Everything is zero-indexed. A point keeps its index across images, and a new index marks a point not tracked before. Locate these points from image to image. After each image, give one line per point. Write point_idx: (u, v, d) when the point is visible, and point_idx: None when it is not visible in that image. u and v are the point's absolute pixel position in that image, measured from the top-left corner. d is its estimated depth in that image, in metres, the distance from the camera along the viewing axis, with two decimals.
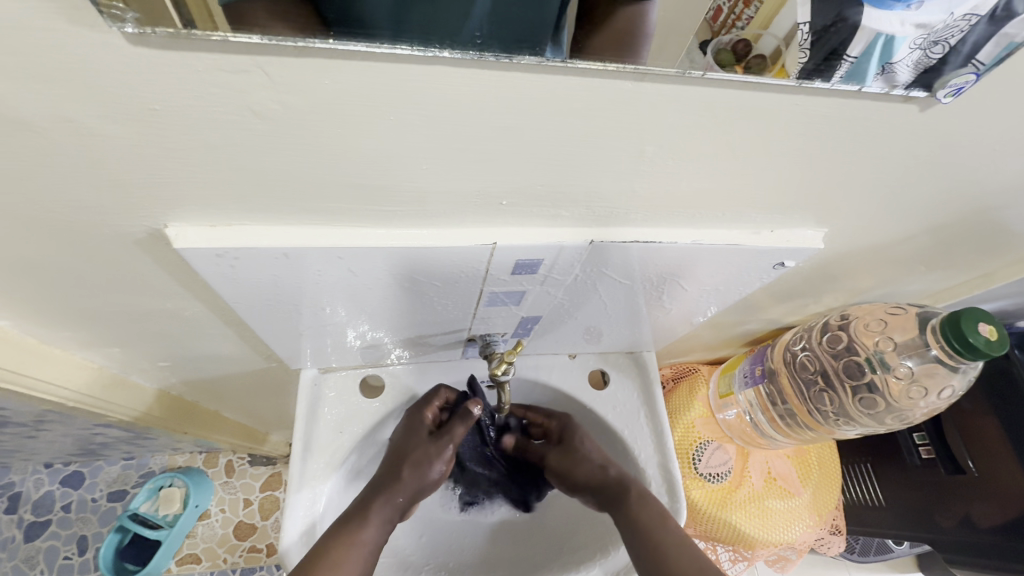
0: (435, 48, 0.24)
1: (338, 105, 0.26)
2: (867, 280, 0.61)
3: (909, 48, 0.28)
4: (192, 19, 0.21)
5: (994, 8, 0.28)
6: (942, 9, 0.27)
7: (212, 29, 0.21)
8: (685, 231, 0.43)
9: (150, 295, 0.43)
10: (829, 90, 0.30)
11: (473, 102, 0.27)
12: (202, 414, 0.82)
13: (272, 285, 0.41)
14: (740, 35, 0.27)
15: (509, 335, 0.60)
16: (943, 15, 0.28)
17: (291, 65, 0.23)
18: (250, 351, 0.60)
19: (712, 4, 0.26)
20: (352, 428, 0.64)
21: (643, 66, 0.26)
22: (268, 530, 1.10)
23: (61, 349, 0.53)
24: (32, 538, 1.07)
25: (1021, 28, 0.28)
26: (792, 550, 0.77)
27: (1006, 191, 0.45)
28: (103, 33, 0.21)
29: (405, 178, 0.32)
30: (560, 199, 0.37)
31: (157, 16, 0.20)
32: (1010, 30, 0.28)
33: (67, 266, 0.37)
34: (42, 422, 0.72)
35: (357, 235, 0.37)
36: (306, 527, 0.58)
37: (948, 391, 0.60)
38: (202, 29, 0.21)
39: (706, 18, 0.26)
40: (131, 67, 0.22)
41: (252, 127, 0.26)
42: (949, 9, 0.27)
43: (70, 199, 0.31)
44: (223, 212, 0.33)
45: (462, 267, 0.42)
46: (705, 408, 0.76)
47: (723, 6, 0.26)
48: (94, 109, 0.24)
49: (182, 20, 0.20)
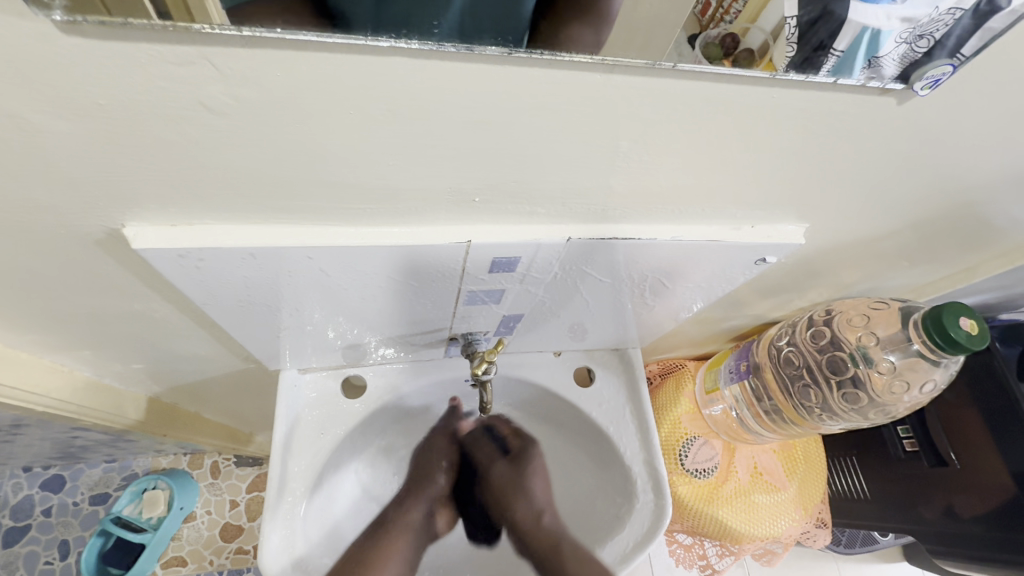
0: (390, 37, 0.22)
1: (300, 100, 0.25)
2: (851, 275, 0.61)
3: (894, 43, 0.28)
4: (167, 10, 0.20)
5: (978, 2, 0.27)
6: (927, 3, 0.27)
7: (188, 21, 0.20)
8: (667, 227, 0.42)
9: (118, 297, 0.42)
10: (832, 84, 0.30)
11: (437, 95, 0.26)
12: (182, 417, 0.81)
13: (244, 285, 0.40)
14: (729, 30, 0.27)
15: (492, 334, 0.60)
16: (927, 9, 0.27)
17: (240, 56, 0.22)
18: (226, 352, 0.58)
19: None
20: (334, 429, 0.63)
21: (599, 57, 0.25)
22: (255, 531, 1.08)
23: (27, 352, 0.51)
24: (11, 543, 1.05)
25: (1005, 23, 0.28)
26: (778, 544, 0.77)
27: (987, 185, 0.44)
28: (34, 22, 0.20)
29: (374, 176, 0.31)
30: (536, 195, 0.36)
31: (123, 8, 0.19)
32: (992, 24, 0.28)
33: (25, 268, 0.36)
34: (17, 427, 0.70)
35: (328, 233, 0.36)
36: (284, 531, 0.56)
37: (930, 384, 0.60)
38: (176, 21, 0.20)
39: (694, 12, 0.25)
40: (69, 58, 0.21)
41: (208, 123, 0.25)
42: (934, 3, 0.27)
43: (22, 199, 0.29)
44: (185, 211, 0.32)
45: (439, 265, 0.41)
46: (691, 403, 0.76)
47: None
48: (41, 104, 0.23)
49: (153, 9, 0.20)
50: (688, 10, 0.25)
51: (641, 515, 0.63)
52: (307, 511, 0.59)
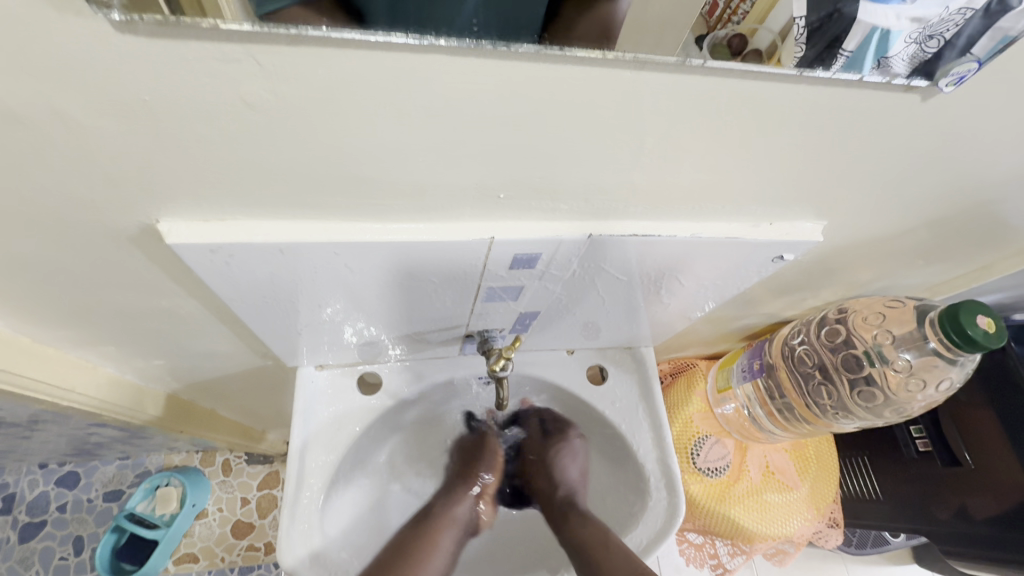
0: (432, 36, 0.23)
1: (336, 97, 0.25)
2: (865, 274, 0.61)
3: (904, 43, 0.28)
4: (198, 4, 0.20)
5: (989, 2, 0.28)
6: (936, 3, 0.27)
7: (223, 19, 0.21)
8: (685, 224, 0.43)
9: (144, 292, 0.43)
10: (859, 80, 0.30)
11: (468, 93, 0.27)
12: (197, 413, 0.81)
13: (268, 282, 0.40)
14: (736, 31, 0.28)
15: (507, 331, 0.60)
16: (938, 9, 0.28)
17: (282, 54, 0.23)
18: (245, 349, 0.59)
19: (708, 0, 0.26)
20: (350, 426, 0.63)
21: (616, 51, 0.25)
22: (266, 528, 1.09)
23: (54, 347, 0.52)
24: (26, 539, 1.06)
25: (1016, 22, 0.28)
26: (791, 543, 0.77)
27: (1004, 183, 0.45)
28: (89, 21, 0.20)
29: (402, 172, 0.32)
30: (559, 192, 0.36)
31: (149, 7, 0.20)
32: (1003, 24, 0.28)
33: (58, 263, 0.37)
34: (36, 422, 0.71)
35: (351, 229, 0.37)
36: (302, 526, 0.57)
37: (946, 383, 0.60)
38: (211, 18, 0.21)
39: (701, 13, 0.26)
40: (116, 56, 0.22)
41: (245, 119, 0.26)
42: (944, 2, 0.27)
43: (61, 194, 0.30)
44: (216, 207, 0.33)
45: (460, 263, 0.41)
46: (703, 402, 0.76)
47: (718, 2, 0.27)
48: (88, 102, 0.24)
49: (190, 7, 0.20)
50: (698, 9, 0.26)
51: (654, 513, 0.63)
52: (325, 507, 0.60)
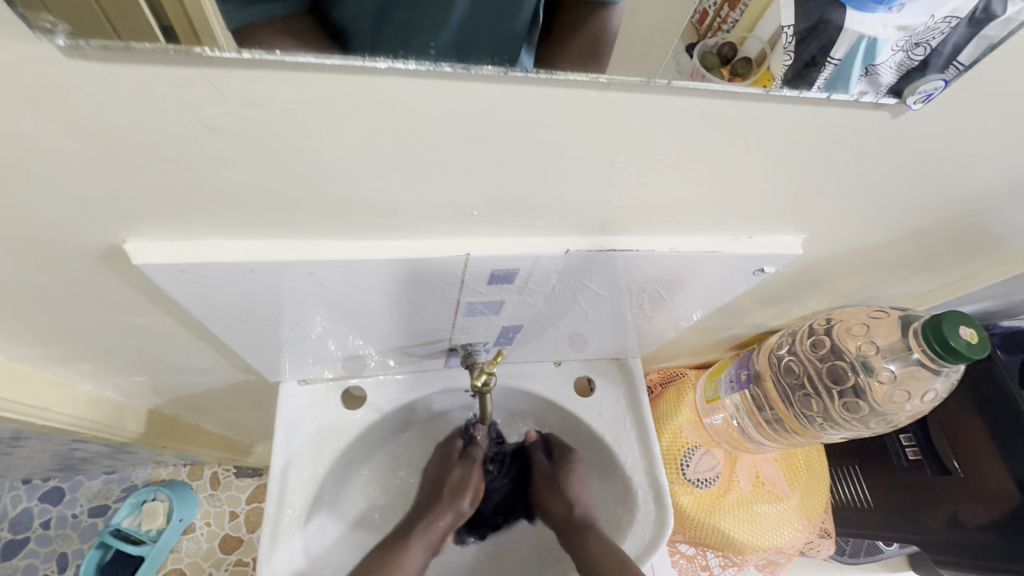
0: (387, 59, 0.23)
1: (300, 118, 0.25)
2: (851, 283, 0.61)
3: (891, 51, 0.28)
4: (170, 24, 0.20)
5: (973, 10, 0.27)
6: (923, 12, 0.27)
7: (194, 43, 0.21)
8: (666, 238, 0.42)
9: (119, 310, 0.42)
10: (824, 100, 0.30)
11: (435, 114, 0.26)
12: (181, 428, 0.80)
13: (246, 298, 0.40)
14: (727, 38, 0.28)
15: (491, 345, 0.59)
16: (924, 17, 0.28)
17: (243, 78, 0.23)
18: (226, 365, 0.59)
19: (696, 11, 0.29)
20: (334, 440, 0.62)
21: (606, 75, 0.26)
22: (255, 542, 1.07)
23: (29, 365, 0.51)
24: (9, 556, 1.04)
25: (1001, 30, 0.28)
26: (782, 555, 0.76)
27: (987, 194, 0.44)
28: (40, 48, 0.20)
29: (374, 191, 0.31)
30: (536, 209, 0.36)
31: (122, 31, 0.20)
32: (989, 33, 0.28)
33: (29, 284, 0.36)
34: (16, 439, 0.70)
35: (328, 246, 0.36)
36: (283, 545, 0.56)
37: (931, 394, 0.60)
38: (184, 44, 0.21)
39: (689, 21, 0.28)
40: (70, 82, 0.21)
41: (212, 142, 0.26)
42: (930, 11, 0.27)
43: (26, 217, 0.30)
44: (186, 228, 0.32)
45: (440, 277, 0.41)
46: (693, 412, 0.76)
47: (707, 12, 0.29)
48: (43, 124, 0.23)
49: (162, 32, 0.20)
50: (687, 19, 0.28)
51: (642, 525, 0.63)
52: (308, 524, 0.59)
